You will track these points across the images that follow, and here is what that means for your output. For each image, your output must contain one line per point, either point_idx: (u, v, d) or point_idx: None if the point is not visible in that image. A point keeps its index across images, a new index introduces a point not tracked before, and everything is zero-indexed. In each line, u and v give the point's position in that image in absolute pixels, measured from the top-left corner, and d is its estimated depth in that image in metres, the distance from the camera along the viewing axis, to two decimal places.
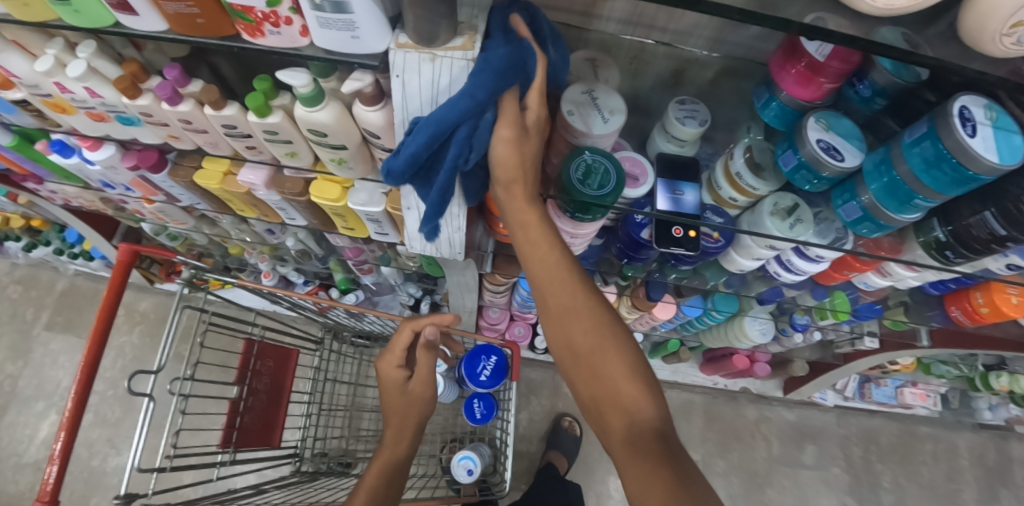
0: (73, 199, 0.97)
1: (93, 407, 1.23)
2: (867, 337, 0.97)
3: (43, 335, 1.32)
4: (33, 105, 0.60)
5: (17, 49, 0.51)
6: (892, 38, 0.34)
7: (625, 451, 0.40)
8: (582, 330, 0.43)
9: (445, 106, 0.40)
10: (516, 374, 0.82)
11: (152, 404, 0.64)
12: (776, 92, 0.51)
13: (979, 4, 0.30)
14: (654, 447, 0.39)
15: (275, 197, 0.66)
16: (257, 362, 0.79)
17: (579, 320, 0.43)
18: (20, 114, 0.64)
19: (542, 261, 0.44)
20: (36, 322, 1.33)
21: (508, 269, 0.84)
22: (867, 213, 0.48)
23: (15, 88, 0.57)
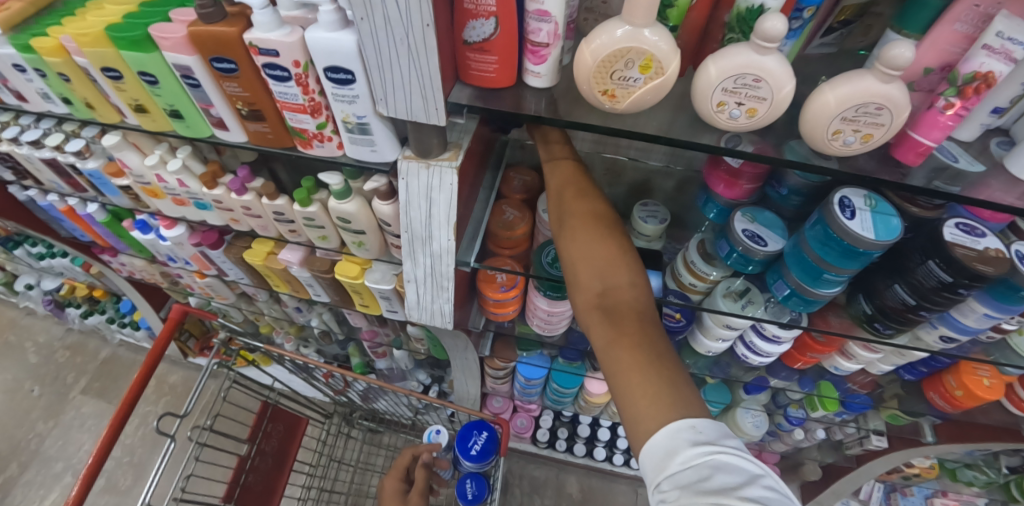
0: (137, 272, 1.15)
1: (106, 473, 1.30)
2: (874, 436, 0.95)
3: (78, 398, 1.45)
4: (133, 190, 0.79)
5: (134, 149, 0.71)
6: (795, 148, 0.45)
7: (596, 326, 0.44)
8: (582, 222, 0.49)
9: (436, 200, 0.53)
10: (506, 452, 0.84)
11: (171, 447, 0.75)
12: (711, 194, 0.62)
13: (810, 117, 0.42)
14: (631, 315, 0.43)
15: (305, 274, 0.79)
16: (268, 424, 0.88)
17: (588, 217, 0.50)
18: (122, 197, 0.83)
19: (569, 188, 0.53)
20: (75, 386, 1.47)
21: (506, 353, 0.90)
22: (795, 290, 0.56)
23: (124, 177, 0.77)
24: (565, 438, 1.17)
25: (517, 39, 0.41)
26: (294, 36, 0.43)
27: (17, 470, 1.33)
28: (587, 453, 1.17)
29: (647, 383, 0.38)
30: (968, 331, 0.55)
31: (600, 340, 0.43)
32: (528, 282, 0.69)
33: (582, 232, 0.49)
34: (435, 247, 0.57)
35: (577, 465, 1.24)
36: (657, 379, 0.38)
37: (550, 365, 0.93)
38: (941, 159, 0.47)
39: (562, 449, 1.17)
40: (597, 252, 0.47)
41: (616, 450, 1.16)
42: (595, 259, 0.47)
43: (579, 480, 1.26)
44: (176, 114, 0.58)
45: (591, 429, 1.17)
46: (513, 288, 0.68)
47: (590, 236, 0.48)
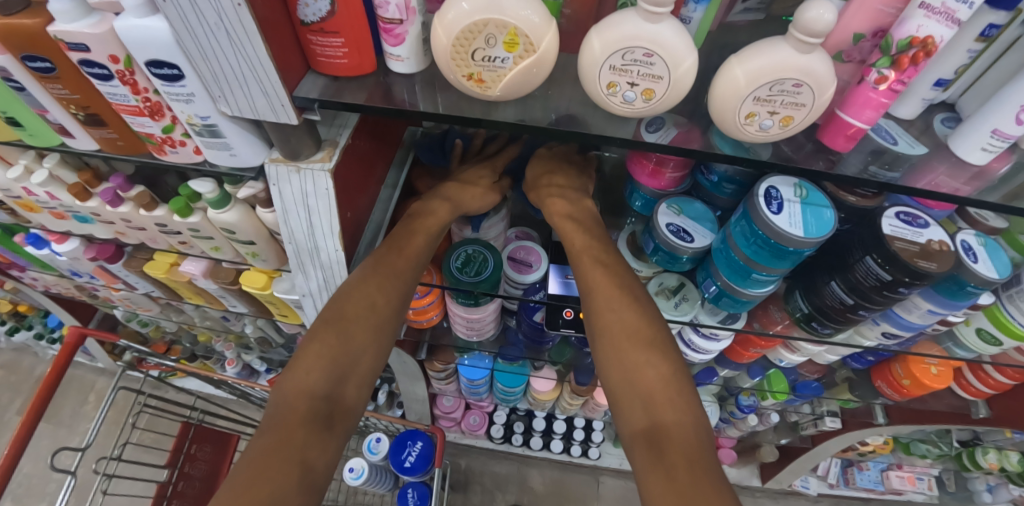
0: (52, 286, 1.06)
1: (47, 498, 1.24)
2: (828, 418, 0.94)
3: (15, 420, 1.36)
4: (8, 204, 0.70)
5: None
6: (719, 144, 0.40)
7: (642, 459, 0.40)
8: (626, 333, 0.45)
9: (315, 208, 0.47)
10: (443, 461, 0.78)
11: (73, 482, 0.69)
12: (635, 184, 0.57)
13: (715, 99, 0.36)
14: (682, 443, 0.39)
15: (213, 286, 0.72)
16: (191, 446, 0.82)
17: (628, 335, 0.45)
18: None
19: (607, 298, 0.48)
20: (11, 407, 1.38)
21: (443, 356, 0.84)
22: (722, 289, 0.52)
23: None
24: (522, 433, 1.12)
25: (366, 16, 0.34)
26: (103, 27, 0.36)
27: None
28: (544, 447, 1.13)
29: None
30: (912, 328, 0.51)
31: (646, 482, 0.39)
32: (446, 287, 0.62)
33: (621, 342, 0.45)
34: (324, 258, 0.51)
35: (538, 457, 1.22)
36: None
37: (492, 365, 0.86)
38: (875, 141, 0.42)
39: (518, 443, 1.13)
40: (640, 365, 0.44)
41: (574, 442, 1.13)
42: (634, 380, 0.43)
43: (540, 472, 1.23)
44: (13, 122, 0.49)
45: (547, 423, 1.13)
46: (428, 296, 0.61)
47: (637, 349, 0.44)
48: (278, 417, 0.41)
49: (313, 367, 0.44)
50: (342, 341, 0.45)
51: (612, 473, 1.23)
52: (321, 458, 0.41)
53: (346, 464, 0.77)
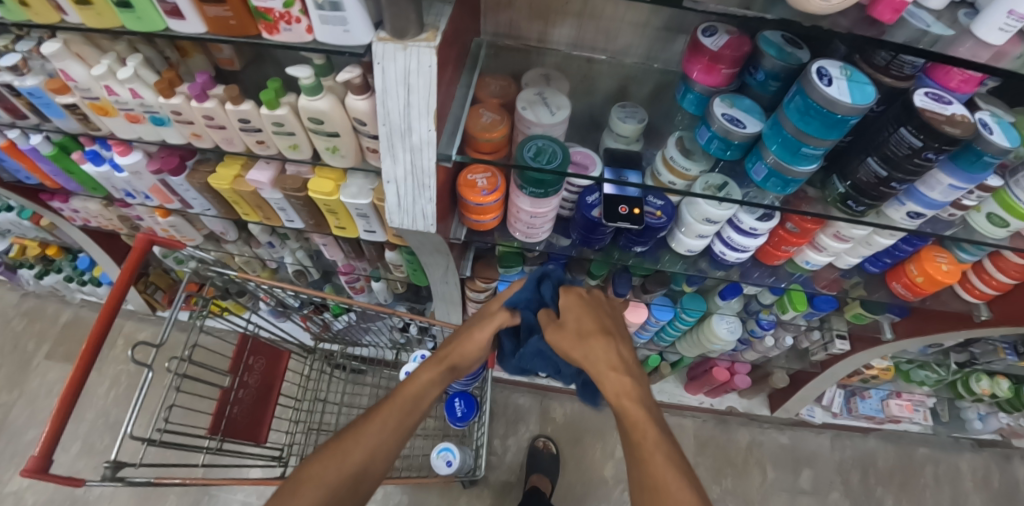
0: (92, 219, 1.08)
1: (81, 437, 1.25)
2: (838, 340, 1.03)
3: (42, 365, 1.37)
4: (80, 110, 0.72)
5: (78, 60, 0.65)
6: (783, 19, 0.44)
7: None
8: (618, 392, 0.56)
9: (415, 86, 0.50)
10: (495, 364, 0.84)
11: (149, 374, 0.64)
12: (689, 83, 0.63)
13: None
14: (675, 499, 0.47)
15: (277, 196, 0.76)
16: (250, 357, 0.81)
17: (629, 400, 0.55)
18: (68, 119, 0.76)
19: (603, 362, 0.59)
20: (37, 353, 1.39)
21: (487, 272, 0.91)
22: (772, 169, 0.58)
23: (68, 94, 0.70)
24: (548, 363, 1.20)
25: None
26: None
27: None
28: (570, 377, 1.22)
29: None
30: (935, 205, 0.58)
31: None
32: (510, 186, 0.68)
33: (623, 399, 0.56)
34: (416, 139, 0.55)
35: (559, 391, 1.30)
36: None
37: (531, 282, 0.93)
38: (913, 26, 0.48)
39: (545, 374, 1.22)
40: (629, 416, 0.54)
41: None
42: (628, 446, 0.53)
43: (561, 405, 1.32)
44: (124, 4, 0.52)
45: None
46: (494, 192, 0.66)
47: (630, 412, 0.54)
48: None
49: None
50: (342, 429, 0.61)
51: None
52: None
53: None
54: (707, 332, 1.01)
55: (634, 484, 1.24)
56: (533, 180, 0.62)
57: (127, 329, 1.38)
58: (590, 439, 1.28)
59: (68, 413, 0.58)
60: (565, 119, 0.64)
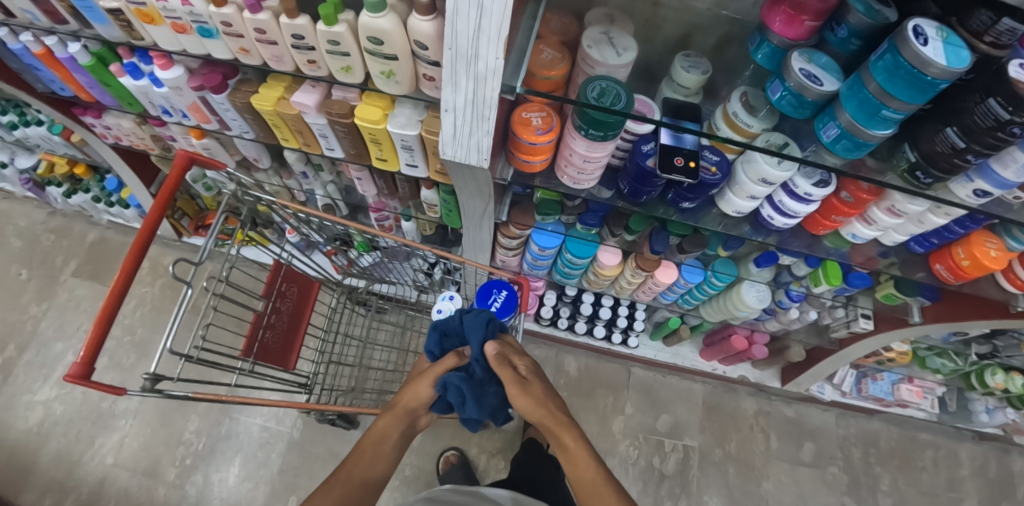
0: (125, 137, 1.06)
1: (108, 352, 1.29)
2: (861, 319, 1.04)
3: (70, 281, 1.39)
4: (123, 15, 0.69)
5: None
6: None
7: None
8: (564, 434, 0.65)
9: (488, 9, 0.46)
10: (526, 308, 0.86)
11: (190, 292, 0.64)
12: (766, 34, 0.60)
13: None
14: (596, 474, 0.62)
15: (321, 122, 0.74)
16: (282, 284, 0.81)
17: (579, 454, 0.63)
18: (111, 27, 0.73)
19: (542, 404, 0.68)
20: (64, 270, 1.41)
21: (524, 220, 0.93)
22: (844, 131, 0.56)
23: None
24: (567, 317, 1.26)
25: None
26: None
27: (14, 352, 1.29)
28: (587, 331, 1.28)
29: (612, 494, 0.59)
30: (1006, 185, 0.55)
31: None
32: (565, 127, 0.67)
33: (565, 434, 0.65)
34: (481, 67, 0.52)
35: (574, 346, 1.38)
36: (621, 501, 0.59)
37: (565, 233, 0.96)
38: None
39: (563, 326, 1.28)
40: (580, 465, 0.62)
41: (615, 330, 1.26)
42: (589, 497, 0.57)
43: (575, 359, 1.40)
44: None
45: (594, 308, 1.23)
46: (549, 133, 0.65)
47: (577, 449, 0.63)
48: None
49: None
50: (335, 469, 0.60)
51: (642, 366, 1.40)
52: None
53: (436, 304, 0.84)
54: (735, 298, 1.01)
55: (640, 440, 1.32)
56: (593, 121, 0.60)
57: (153, 252, 1.40)
58: (601, 393, 1.37)
59: (110, 319, 0.56)
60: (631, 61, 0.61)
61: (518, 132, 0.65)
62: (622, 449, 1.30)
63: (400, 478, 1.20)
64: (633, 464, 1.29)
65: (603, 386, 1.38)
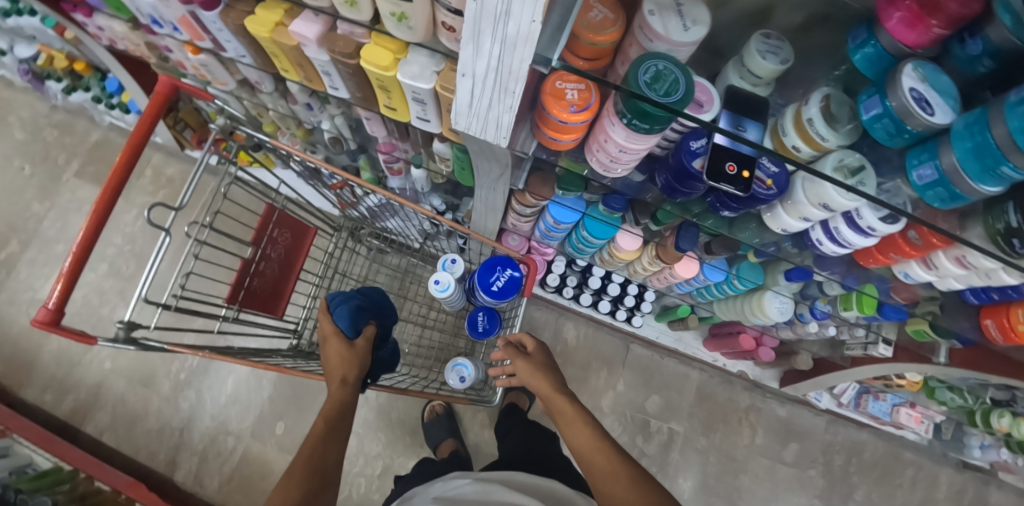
0: (118, 40, 0.95)
1: (109, 259, 1.29)
2: (882, 344, 0.98)
3: (72, 182, 1.36)
4: None
5: None
6: None
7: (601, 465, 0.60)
8: (558, 402, 0.69)
9: None
10: (529, 292, 0.79)
11: (167, 240, 0.58)
12: (876, 31, 0.47)
13: None
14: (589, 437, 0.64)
15: (323, 58, 0.64)
16: (274, 229, 0.75)
17: (570, 417, 0.67)
18: None
19: (536, 379, 0.73)
20: (66, 169, 1.36)
21: (542, 191, 0.83)
22: (944, 176, 0.45)
23: None
24: (574, 286, 1.18)
25: None
26: None
27: (17, 247, 1.30)
28: (592, 304, 1.20)
29: (600, 454, 0.61)
30: None
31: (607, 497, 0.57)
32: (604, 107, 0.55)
33: (558, 406, 0.69)
34: (511, 31, 0.39)
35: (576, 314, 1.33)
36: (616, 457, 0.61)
37: (584, 210, 0.86)
38: None
39: (568, 295, 1.19)
40: (573, 425, 0.65)
41: (621, 306, 1.20)
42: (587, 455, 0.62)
43: (575, 327, 1.36)
44: None
45: (603, 282, 1.16)
46: (584, 112, 0.54)
47: (569, 417, 0.67)
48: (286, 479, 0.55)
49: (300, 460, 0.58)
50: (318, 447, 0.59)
51: (642, 343, 1.36)
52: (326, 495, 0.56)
53: (434, 276, 0.79)
54: (755, 305, 0.93)
55: (625, 416, 1.33)
56: (638, 111, 0.49)
57: (156, 161, 1.34)
58: (596, 365, 1.35)
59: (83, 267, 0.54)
60: (697, 41, 0.49)
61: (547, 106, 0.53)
62: (608, 423, 1.32)
63: (386, 421, 1.26)
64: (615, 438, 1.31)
65: (599, 359, 1.35)
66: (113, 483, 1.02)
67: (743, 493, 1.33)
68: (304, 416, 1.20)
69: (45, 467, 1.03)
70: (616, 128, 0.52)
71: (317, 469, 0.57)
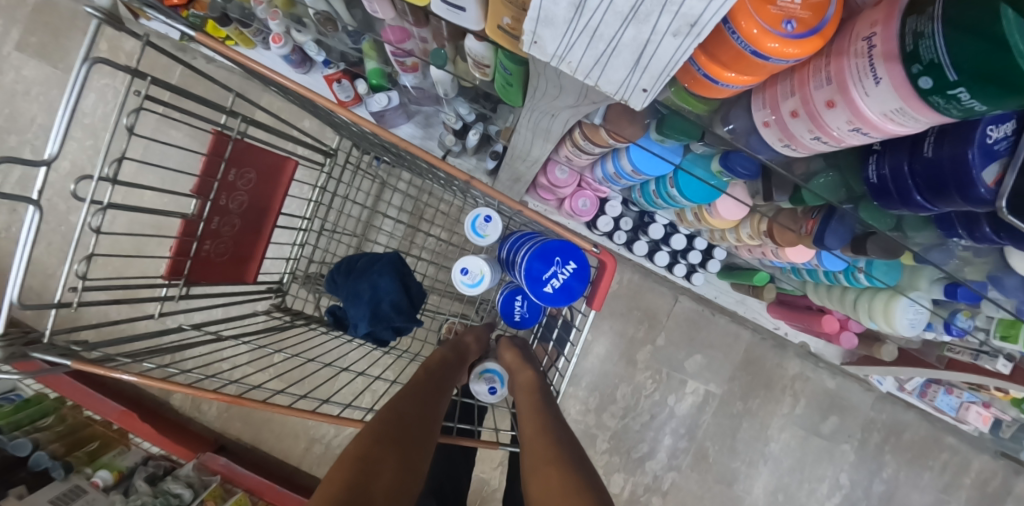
0: None
1: (70, 155, 1.06)
2: (1000, 360, 0.78)
3: (14, 57, 1.05)
4: None
5: None
6: None
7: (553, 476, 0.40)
8: (530, 410, 0.52)
9: None
10: (598, 304, 0.61)
11: (40, 218, 0.36)
12: None
13: None
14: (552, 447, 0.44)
15: None
16: (230, 172, 0.51)
17: (533, 428, 0.48)
18: None
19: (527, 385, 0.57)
20: (5, 38, 1.05)
21: (624, 130, 0.53)
22: None
23: None
24: (627, 231, 0.93)
25: None
26: None
27: None
28: (646, 255, 0.97)
29: (550, 465, 0.41)
30: None
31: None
32: (839, 34, 0.26)
33: (529, 412, 0.51)
34: None
35: (626, 260, 1.07)
36: (576, 467, 0.41)
37: (678, 163, 0.57)
38: None
39: (619, 242, 0.95)
40: (534, 435, 0.47)
41: (682, 261, 0.96)
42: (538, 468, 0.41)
43: (619, 273, 1.11)
44: None
45: (666, 232, 0.93)
46: (808, 42, 0.25)
47: (531, 430, 0.48)
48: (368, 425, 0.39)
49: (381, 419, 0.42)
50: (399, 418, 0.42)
51: (693, 298, 1.14)
52: (417, 463, 0.38)
53: (461, 264, 0.60)
54: (885, 309, 0.68)
55: (660, 374, 1.16)
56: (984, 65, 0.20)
57: (109, 31, 1.04)
58: (634, 315, 1.14)
59: None
60: None
61: (729, 19, 0.24)
62: (639, 380, 1.16)
63: None
64: (644, 395, 1.17)
65: (642, 308, 1.13)
66: (105, 413, 0.98)
67: (770, 460, 1.23)
68: None
69: (30, 394, 0.96)
70: (878, 93, 0.24)
71: (404, 449, 0.39)
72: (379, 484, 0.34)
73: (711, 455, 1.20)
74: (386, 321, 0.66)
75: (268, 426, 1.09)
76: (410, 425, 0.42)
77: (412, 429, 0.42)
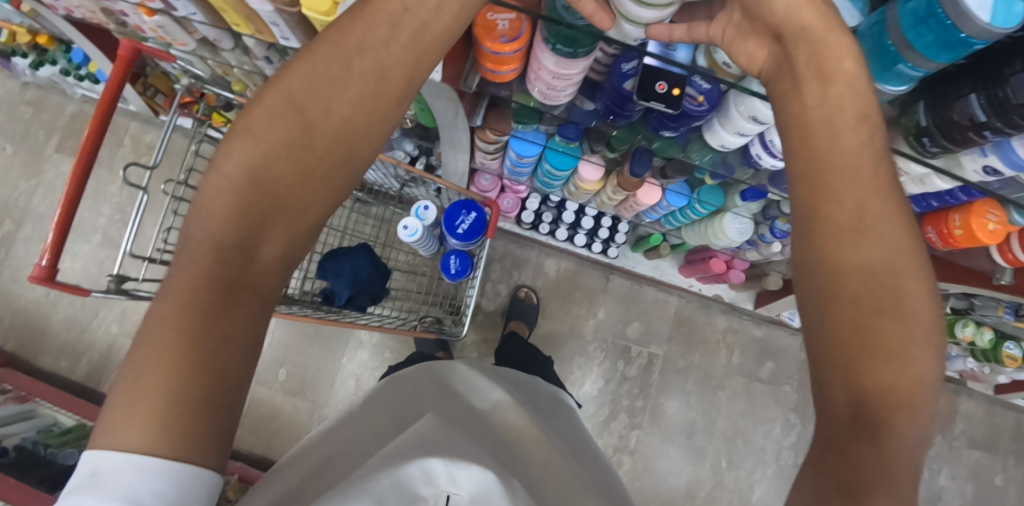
0: (75, 7, 0.91)
1: (101, 228, 1.33)
2: None
3: (54, 157, 1.35)
4: None
5: None
6: None
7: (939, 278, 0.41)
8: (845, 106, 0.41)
9: None
10: (491, 233, 0.83)
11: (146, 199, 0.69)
12: None
13: None
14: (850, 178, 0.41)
15: (267, 9, 0.65)
16: None
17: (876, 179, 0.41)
18: None
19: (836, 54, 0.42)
20: (47, 144, 1.35)
21: (501, 125, 0.82)
22: None
23: None
24: (548, 222, 1.19)
25: None
26: None
27: (13, 225, 1.32)
28: (568, 239, 1.23)
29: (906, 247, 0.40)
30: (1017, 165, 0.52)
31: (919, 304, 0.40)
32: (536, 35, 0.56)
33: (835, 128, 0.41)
34: None
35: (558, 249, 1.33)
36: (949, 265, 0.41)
37: (545, 143, 0.86)
38: None
39: (545, 231, 1.22)
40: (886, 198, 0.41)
41: (597, 239, 1.21)
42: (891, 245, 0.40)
43: (556, 262, 1.37)
44: None
45: (576, 216, 1.17)
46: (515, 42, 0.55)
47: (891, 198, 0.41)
48: (166, 302, 0.37)
49: (219, 219, 0.40)
50: (210, 255, 0.39)
51: (622, 274, 1.38)
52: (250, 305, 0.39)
53: (403, 221, 0.82)
54: (718, 227, 0.94)
55: (608, 343, 1.36)
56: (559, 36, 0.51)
57: (132, 129, 1.36)
58: (576, 296, 1.37)
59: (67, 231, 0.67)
60: None
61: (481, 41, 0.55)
62: (590, 351, 1.35)
63: (380, 360, 1.31)
64: (598, 363, 1.35)
65: (581, 289, 1.37)
66: None
67: (721, 408, 1.39)
68: (304, 364, 1.29)
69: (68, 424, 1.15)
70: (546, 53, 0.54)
71: (212, 295, 0.38)
72: (210, 367, 0.36)
73: (667, 410, 1.36)
74: (363, 287, 0.92)
75: (278, 435, 1.26)
76: (227, 247, 0.40)
77: (226, 262, 0.39)
